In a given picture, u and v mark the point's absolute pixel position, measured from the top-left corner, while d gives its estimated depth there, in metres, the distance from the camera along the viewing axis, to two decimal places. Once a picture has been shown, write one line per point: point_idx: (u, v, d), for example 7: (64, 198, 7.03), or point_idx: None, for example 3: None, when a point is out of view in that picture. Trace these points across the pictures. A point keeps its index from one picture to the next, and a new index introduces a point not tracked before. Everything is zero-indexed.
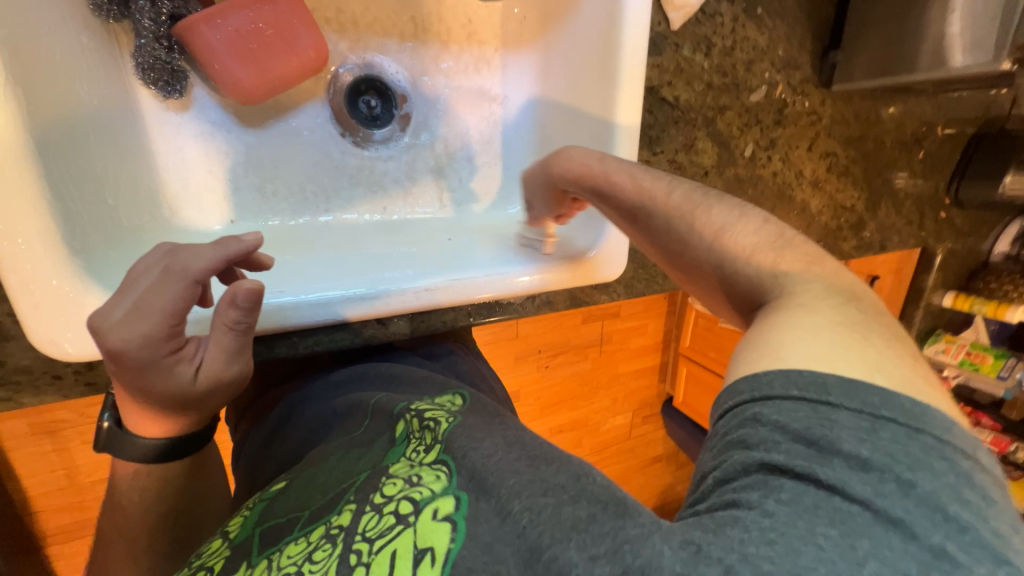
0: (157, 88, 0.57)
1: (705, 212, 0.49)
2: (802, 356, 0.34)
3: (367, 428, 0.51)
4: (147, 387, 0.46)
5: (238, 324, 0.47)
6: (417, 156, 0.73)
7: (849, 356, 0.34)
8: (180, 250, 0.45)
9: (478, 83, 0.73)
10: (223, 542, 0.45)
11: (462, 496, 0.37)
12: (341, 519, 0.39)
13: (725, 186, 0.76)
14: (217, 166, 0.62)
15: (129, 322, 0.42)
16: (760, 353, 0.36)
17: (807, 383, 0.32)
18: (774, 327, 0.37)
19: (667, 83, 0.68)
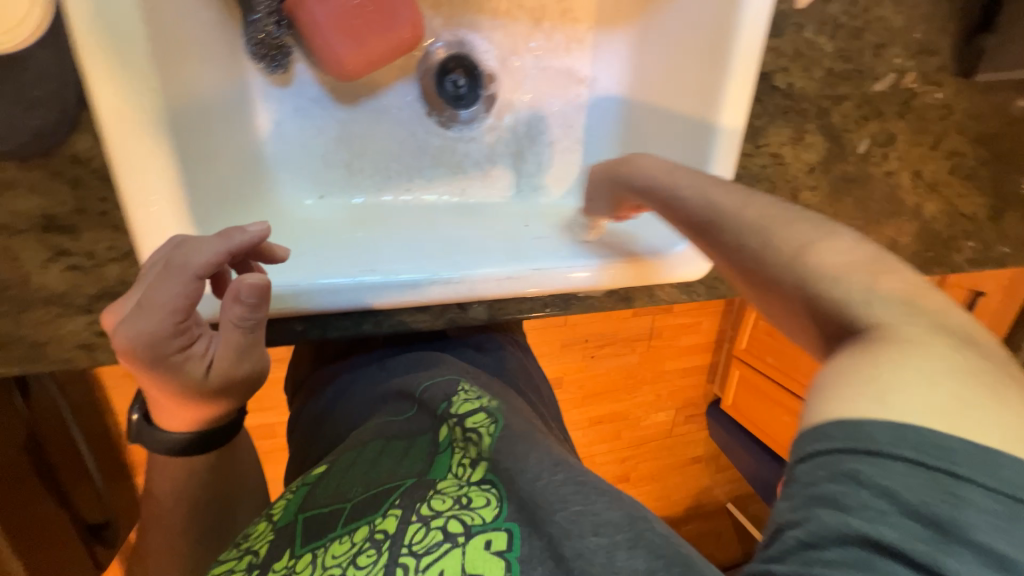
0: (264, 64, 0.58)
1: (795, 229, 0.40)
2: (910, 406, 0.28)
3: (415, 428, 0.52)
4: (159, 382, 0.45)
5: (245, 320, 0.45)
6: (499, 138, 0.71)
7: (971, 411, 0.27)
8: (183, 243, 0.42)
9: (567, 63, 0.70)
10: (268, 524, 0.48)
11: (514, 530, 0.38)
12: (386, 524, 0.41)
13: (829, 185, 0.69)
14: (312, 142, 0.63)
15: (136, 319, 0.41)
16: (855, 388, 0.30)
17: (920, 443, 0.26)
18: (865, 359, 0.31)
19: (782, 68, 0.62)
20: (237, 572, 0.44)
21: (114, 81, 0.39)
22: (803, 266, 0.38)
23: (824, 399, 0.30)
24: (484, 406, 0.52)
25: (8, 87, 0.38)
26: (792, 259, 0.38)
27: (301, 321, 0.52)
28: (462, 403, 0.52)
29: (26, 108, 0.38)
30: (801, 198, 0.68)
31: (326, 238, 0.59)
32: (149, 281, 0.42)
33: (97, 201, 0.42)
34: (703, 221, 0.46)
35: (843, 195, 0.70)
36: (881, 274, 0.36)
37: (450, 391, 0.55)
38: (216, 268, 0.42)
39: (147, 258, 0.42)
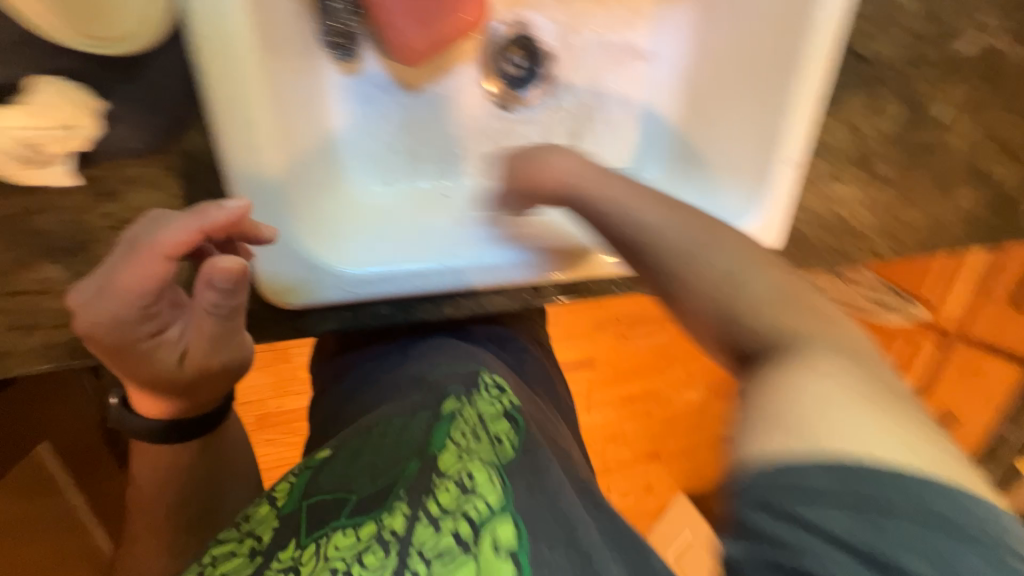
0: (335, 52, 0.59)
1: (703, 261, 0.38)
2: (832, 432, 0.29)
3: (416, 399, 0.53)
4: (130, 370, 0.45)
5: (220, 307, 0.44)
6: (558, 117, 0.71)
7: (872, 431, 0.29)
8: (151, 223, 0.41)
9: (627, 38, 0.69)
10: (270, 507, 0.48)
11: (518, 519, 0.44)
12: (393, 523, 0.44)
13: (904, 154, 0.66)
14: (376, 127, 0.64)
15: (102, 301, 0.41)
16: (781, 415, 0.31)
17: (840, 473, 0.28)
18: (787, 390, 0.31)
19: (861, 34, 0.59)
20: (238, 553, 0.45)
21: (226, 77, 0.41)
22: (710, 289, 0.37)
23: (750, 428, 0.31)
24: (505, 408, 0.53)
25: (138, 89, 0.42)
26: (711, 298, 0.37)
27: (388, 304, 0.54)
28: (486, 403, 0.53)
29: (153, 108, 0.42)
30: (874, 169, 0.66)
31: (397, 223, 0.59)
32: (117, 260, 0.41)
33: (205, 194, 0.44)
34: (635, 243, 0.41)
35: (917, 164, 0.67)
36: (795, 305, 0.36)
37: (472, 380, 0.56)
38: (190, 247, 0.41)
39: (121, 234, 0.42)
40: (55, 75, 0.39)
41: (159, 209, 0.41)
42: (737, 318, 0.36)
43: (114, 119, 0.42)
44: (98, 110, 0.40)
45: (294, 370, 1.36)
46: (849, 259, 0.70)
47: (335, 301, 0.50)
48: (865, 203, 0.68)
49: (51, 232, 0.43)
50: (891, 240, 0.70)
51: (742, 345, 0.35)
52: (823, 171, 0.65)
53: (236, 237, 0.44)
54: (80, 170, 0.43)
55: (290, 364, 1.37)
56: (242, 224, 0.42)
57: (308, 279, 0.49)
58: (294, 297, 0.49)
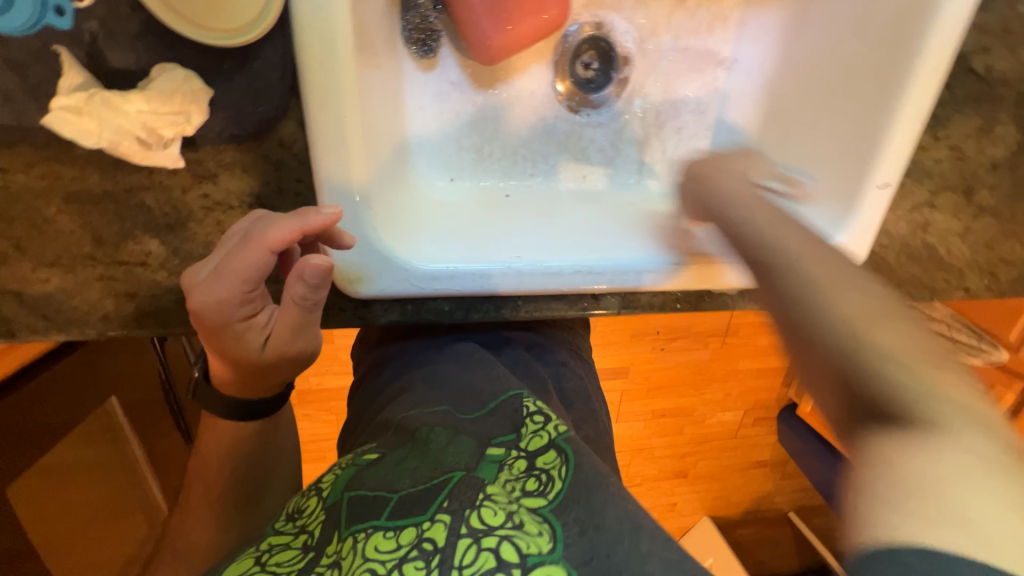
0: (416, 49, 0.60)
1: (842, 296, 0.31)
2: (973, 524, 0.23)
3: (463, 426, 0.54)
4: (221, 348, 0.48)
5: (304, 300, 0.46)
6: (628, 124, 0.69)
7: (1020, 538, 0.23)
8: (263, 218, 0.44)
9: (707, 44, 0.66)
10: (319, 500, 0.50)
11: (568, 564, 0.41)
12: (433, 531, 0.43)
13: (1012, 184, 0.60)
14: (446, 125, 0.64)
15: (212, 283, 0.44)
16: (897, 493, 0.25)
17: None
18: (930, 460, 0.25)
19: (982, 49, 0.54)
20: (292, 547, 0.47)
21: (322, 70, 0.42)
22: (830, 338, 0.30)
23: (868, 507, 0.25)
24: (553, 437, 0.53)
25: (241, 79, 0.43)
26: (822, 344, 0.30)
27: (448, 300, 0.54)
28: (533, 432, 0.54)
29: (251, 99, 0.43)
30: (975, 198, 0.61)
31: (460, 221, 0.60)
32: (229, 248, 0.44)
33: (293, 182, 0.47)
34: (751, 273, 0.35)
35: None
36: (895, 326, 0.29)
37: (517, 419, 0.55)
38: (289, 243, 0.43)
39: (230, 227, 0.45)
40: (170, 62, 0.42)
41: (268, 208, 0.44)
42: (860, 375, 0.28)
43: (214, 107, 0.43)
44: (205, 98, 0.43)
45: (335, 352, 1.40)
46: (937, 293, 0.65)
47: (399, 294, 0.51)
48: (961, 234, 0.62)
49: (154, 210, 0.46)
50: (987, 276, 0.64)
51: (862, 398, 0.28)
52: (918, 197, 0.60)
53: (323, 239, 0.46)
54: (182, 153, 0.45)
55: (331, 346, 1.41)
56: (334, 229, 0.44)
57: (379, 271, 0.50)
58: (362, 287, 0.50)
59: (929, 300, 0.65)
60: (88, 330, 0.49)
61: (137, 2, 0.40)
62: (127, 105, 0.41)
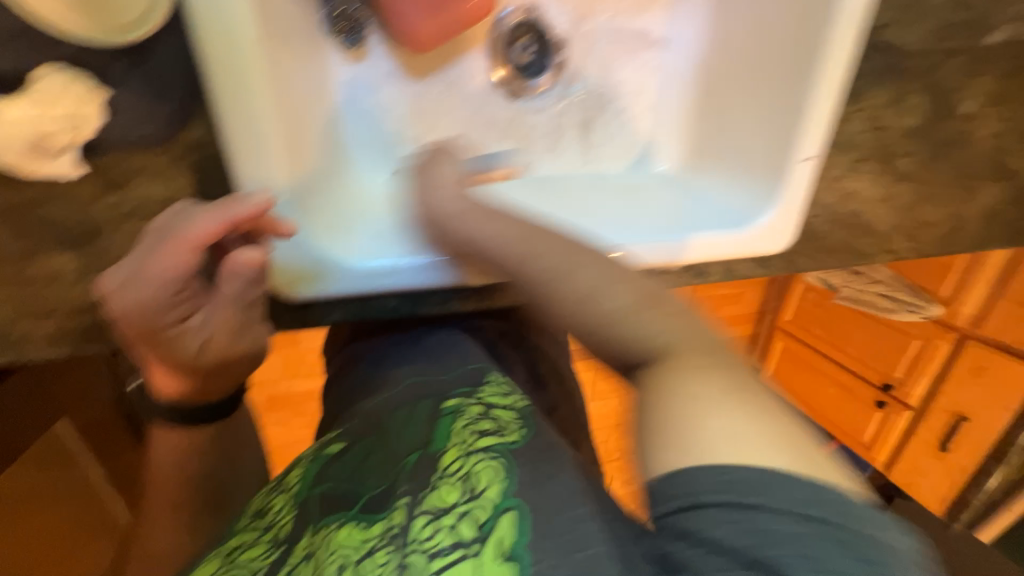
0: (341, 39, 0.58)
1: (582, 273, 0.41)
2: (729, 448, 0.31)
3: (421, 394, 0.55)
4: (158, 354, 0.47)
5: (245, 297, 0.47)
6: (569, 107, 0.69)
7: (764, 431, 0.31)
8: (183, 213, 0.43)
9: (640, 25, 0.67)
10: (285, 498, 0.51)
11: (522, 509, 0.38)
12: (397, 517, 0.43)
13: (927, 150, 0.64)
14: (382, 117, 0.63)
15: (133, 286, 0.43)
16: (687, 436, 0.32)
17: (733, 484, 0.30)
18: (685, 401, 0.33)
19: (891, 22, 0.57)
20: (262, 541, 0.49)
21: (229, 68, 0.40)
22: (604, 317, 0.39)
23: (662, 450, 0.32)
24: (513, 402, 0.51)
25: (138, 78, 0.40)
26: (598, 323, 0.39)
27: (394, 296, 0.54)
28: (491, 393, 0.52)
29: (155, 98, 0.41)
30: (894, 165, 0.64)
31: (403, 215, 0.59)
32: (148, 248, 0.43)
33: (214, 185, 0.44)
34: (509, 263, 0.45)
35: (941, 159, 0.65)
36: (658, 310, 0.38)
37: (477, 380, 0.55)
38: (215, 236, 0.42)
39: (148, 225, 0.43)
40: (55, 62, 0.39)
41: (187, 203, 0.43)
42: (626, 340, 0.38)
43: (116, 109, 0.41)
44: (99, 99, 0.39)
45: (302, 355, 1.37)
46: (865, 257, 0.68)
47: (342, 294, 0.50)
48: (884, 199, 0.66)
49: (61, 222, 0.44)
50: (910, 238, 0.68)
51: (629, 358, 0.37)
52: (842, 167, 0.63)
53: (263, 227, 0.45)
54: (86, 160, 0.42)
55: (298, 350, 1.37)
56: (264, 217, 0.44)
57: (318, 272, 0.49)
58: (299, 290, 0.49)
59: (859, 264, 0.69)
60: (8, 351, 0.47)
61: None
62: (2, 114, 0.36)
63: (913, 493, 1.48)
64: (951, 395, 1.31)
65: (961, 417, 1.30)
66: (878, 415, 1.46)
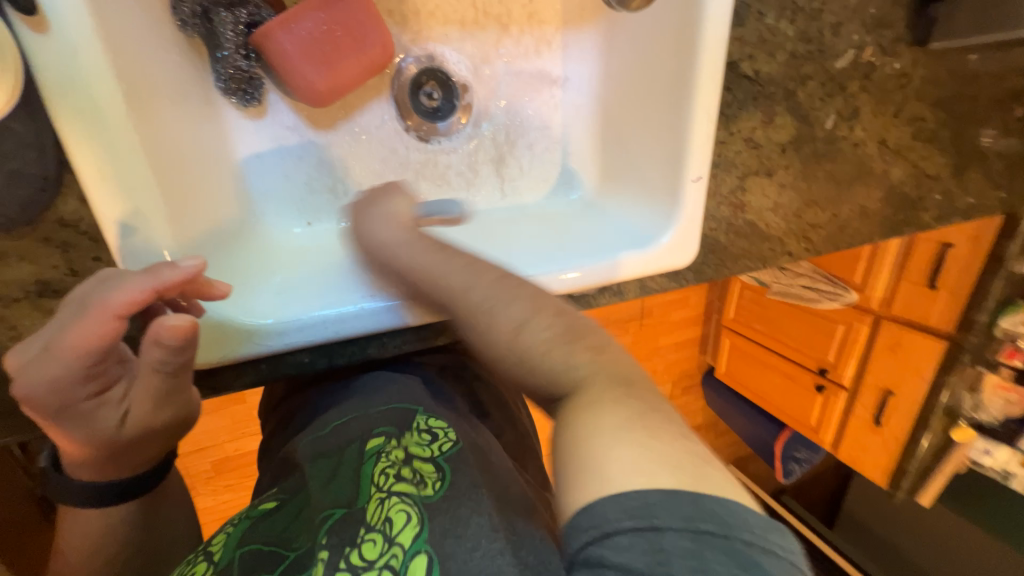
0: (236, 98, 0.57)
1: (494, 311, 0.43)
2: (620, 469, 0.32)
3: (352, 434, 0.55)
4: (68, 432, 0.44)
5: (166, 364, 0.43)
6: (479, 146, 0.72)
7: (655, 456, 0.33)
8: (106, 280, 0.40)
9: (538, 66, 0.71)
10: (206, 563, 0.48)
11: (433, 555, 0.41)
12: (314, 571, 0.43)
13: (801, 162, 0.71)
14: (292, 169, 0.63)
15: (44, 360, 0.40)
16: (582, 458, 0.34)
17: (633, 507, 0.31)
18: (580, 443, 0.35)
19: (748, 56, 0.64)
20: None
21: (94, 145, 0.40)
22: (519, 351, 0.41)
23: (574, 481, 0.33)
24: (435, 454, 0.52)
25: None
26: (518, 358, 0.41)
27: (309, 351, 0.53)
28: (415, 441, 0.53)
29: (9, 179, 0.39)
30: (775, 177, 0.71)
31: (317, 266, 0.58)
32: (63, 319, 0.40)
33: (89, 261, 0.43)
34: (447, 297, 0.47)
35: (815, 169, 0.73)
36: (575, 343, 0.41)
37: (406, 421, 0.56)
38: (140, 304, 0.40)
39: (65, 296, 0.41)
40: None
41: (111, 270, 0.41)
42: None
43: None
44: None
45: (248, 412, 1.30)
46: (766, 260, 0.74)
47: (250, 357, 0.49)
48: (773, 208, 0.72)
49: None
50: (802, 240, 0.75)
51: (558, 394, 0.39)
52: (730, 183, 0.69)
53: (190, 292, 0.44)
54: None
55: (243, 407, 1.30)
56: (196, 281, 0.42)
57: (221, 337, 0.48)
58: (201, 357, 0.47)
59: (762, 268, 0.75)
60: None
61: None
62: None
63: (859, 469, 1.49)
64: (879, 371, 1.36)
65: (887, 391, 1.35)
66: (819, 400, 1.51)
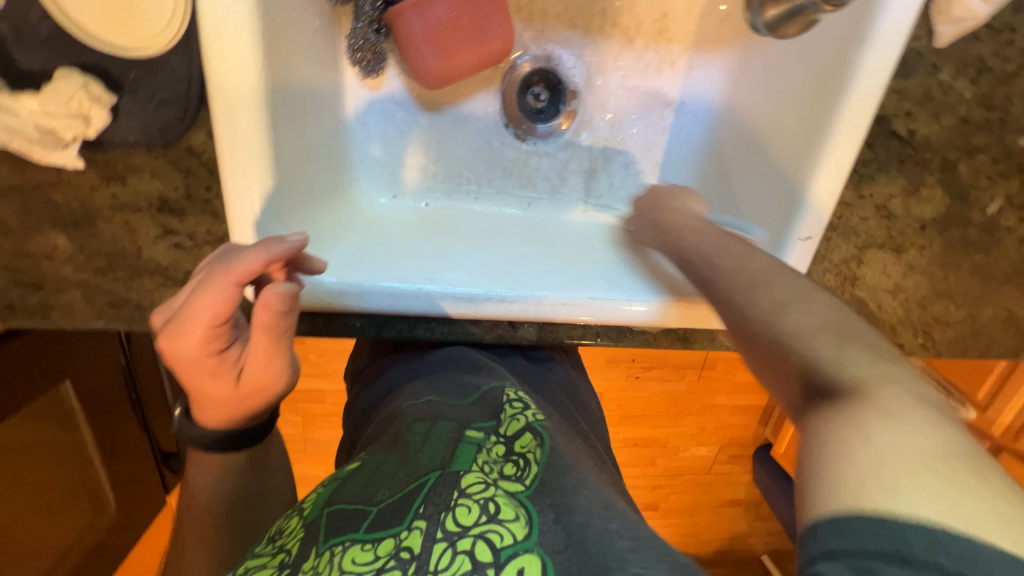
0: (360, 68, 0.61)
1: (769, 291, 0.38)
2: (917, 487, 0.25)
3: (442, 412, 0.51)
4: (191, 384, 0.46)
5: (274, 326, 0.44)
6: (573, 155, 0.70)
7: (971, 490, 0.25)
8: (234, 250, 0.44)
9: (655, 85, 0.67)
10: (297, 519, 0.43)
11: (546, 555, 0.37)
12: (411, 540, 0.37)
13: (941, 247, 0.60)
14: (391, 142, 0.66)
15: (177, 322, 0.43)
16: (851, 455, 0.28)
17: (927, 542, 0.24)
18: (855, 442, 0.28)
19: (904, 113, 0.55)
20: (267, 568, 0.39)
21: (230, 87, 0.44)
22: (786, 336, 0.36)
23: (826, 477, 0.28)
24: (530, 423, 0.52)
25: (144, 86, 0.45)
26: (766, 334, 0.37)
27: (361, 317, 0.55)
28: (510, 427, 0.51)
29: (155, 106, 0.46)
30: (905, 257, 0.60)
31: (392, 240, 0.60)
32: (195, 286, 0.44)
33: (203, 190, 0.48)
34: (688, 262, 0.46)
35: (959, 258, 0.61)
36: (832, 334, 0.35)
37: (498, 408, 0.53)
38: (255, 272, 0.43)
39: (199, 265, 0.45)
40: (78, 69, 0.44)
41: (232, 243, 0.45)
42: None
43: (120, 112, 0.46)
44: (106, 103, 0.45)
45: (305, 353, 1.39)
46: None
47: (312, 307, 0.52)
48: (893, 291, 0.62)
49: (60, 205, 0.47)
50: (918, 334, 0.63)
51: (808, 380, 0.34)
52: (845, 252, 0.60)
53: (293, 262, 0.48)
54: (87, 154, 0.47)
55: (302, 348, 1.40)
56: (298, 253, 0.47)
57: None
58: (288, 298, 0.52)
59: None
60: None
61: (48, 14, 0.43)
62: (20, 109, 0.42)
63: None
64: None
65: None
66: None
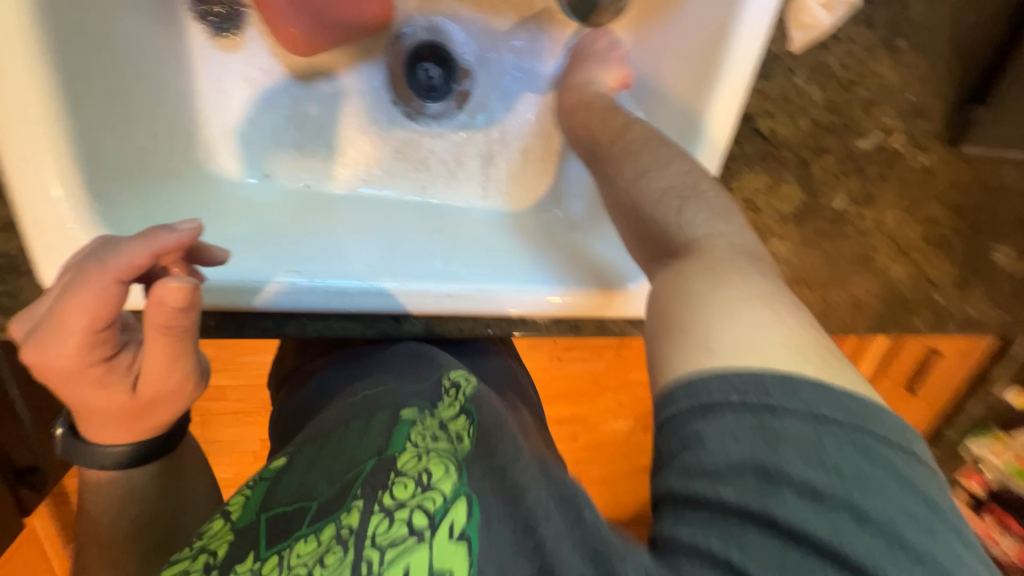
0: (210, 26, 0.55)
1: (667, 221, 0.42)
2: (737, 351, 0.34)
3: (376, 403, 0.48)
4: (78, 398, 0.40)
5: (170, 327, 0.38)
6: (469, 139, 0.66)
7: (782, 351, 0.34)
8: (111, 243, 0.38)
9: (550, 70, 0.66)
10: (226, 524, 0.42)
11: (473, 498, 0.38)
12: (350, 518, 0.38)
13: (800, 237, 0.66)
14: (255, 112, 0.58)
15: (46, 330, 0.37)
16: (694, 331, 0.36)
17: (745, 390, 0.33)
18: (708, 319, 0.36)
19: (765, 113, 0.60)
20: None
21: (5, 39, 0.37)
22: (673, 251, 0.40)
23: (675, 359, 0.36)
24: (462, 403, 0.48)
25: None
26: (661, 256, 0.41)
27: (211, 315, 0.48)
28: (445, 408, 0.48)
29: None
30: (770, 246, 0.66)
31: (260, 224, 0.53)
32: (65, 285, 0.37)
33: None
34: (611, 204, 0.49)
35: (814, 247, 0.67)
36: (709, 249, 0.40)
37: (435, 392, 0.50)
38: (138, 269, 0.37)
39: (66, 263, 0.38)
40: None
41: (111, 235, 0.38)
42: None
43: None
44: None
45: None
46: None
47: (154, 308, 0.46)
48: None
49: None
50: None
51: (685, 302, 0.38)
52: None
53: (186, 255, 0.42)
54: None
55: None
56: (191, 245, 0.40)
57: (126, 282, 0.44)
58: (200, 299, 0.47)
59: None
60: None
61: None
62: None
63: None
64: None
65: None
66: None
